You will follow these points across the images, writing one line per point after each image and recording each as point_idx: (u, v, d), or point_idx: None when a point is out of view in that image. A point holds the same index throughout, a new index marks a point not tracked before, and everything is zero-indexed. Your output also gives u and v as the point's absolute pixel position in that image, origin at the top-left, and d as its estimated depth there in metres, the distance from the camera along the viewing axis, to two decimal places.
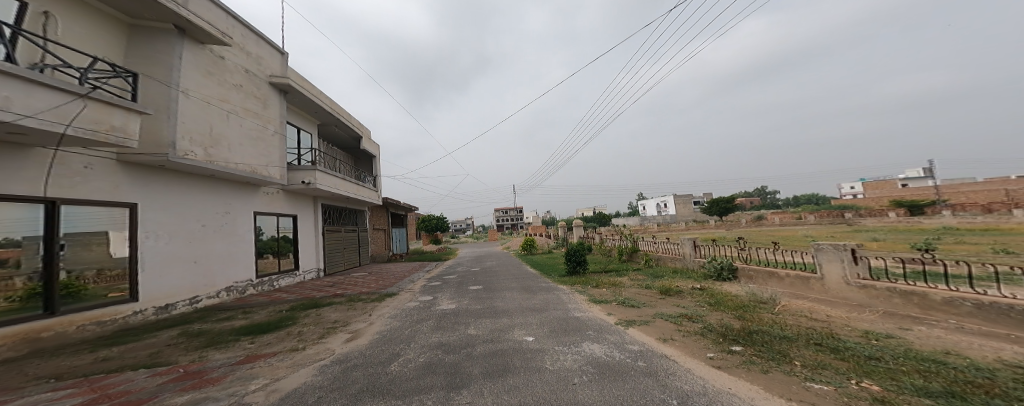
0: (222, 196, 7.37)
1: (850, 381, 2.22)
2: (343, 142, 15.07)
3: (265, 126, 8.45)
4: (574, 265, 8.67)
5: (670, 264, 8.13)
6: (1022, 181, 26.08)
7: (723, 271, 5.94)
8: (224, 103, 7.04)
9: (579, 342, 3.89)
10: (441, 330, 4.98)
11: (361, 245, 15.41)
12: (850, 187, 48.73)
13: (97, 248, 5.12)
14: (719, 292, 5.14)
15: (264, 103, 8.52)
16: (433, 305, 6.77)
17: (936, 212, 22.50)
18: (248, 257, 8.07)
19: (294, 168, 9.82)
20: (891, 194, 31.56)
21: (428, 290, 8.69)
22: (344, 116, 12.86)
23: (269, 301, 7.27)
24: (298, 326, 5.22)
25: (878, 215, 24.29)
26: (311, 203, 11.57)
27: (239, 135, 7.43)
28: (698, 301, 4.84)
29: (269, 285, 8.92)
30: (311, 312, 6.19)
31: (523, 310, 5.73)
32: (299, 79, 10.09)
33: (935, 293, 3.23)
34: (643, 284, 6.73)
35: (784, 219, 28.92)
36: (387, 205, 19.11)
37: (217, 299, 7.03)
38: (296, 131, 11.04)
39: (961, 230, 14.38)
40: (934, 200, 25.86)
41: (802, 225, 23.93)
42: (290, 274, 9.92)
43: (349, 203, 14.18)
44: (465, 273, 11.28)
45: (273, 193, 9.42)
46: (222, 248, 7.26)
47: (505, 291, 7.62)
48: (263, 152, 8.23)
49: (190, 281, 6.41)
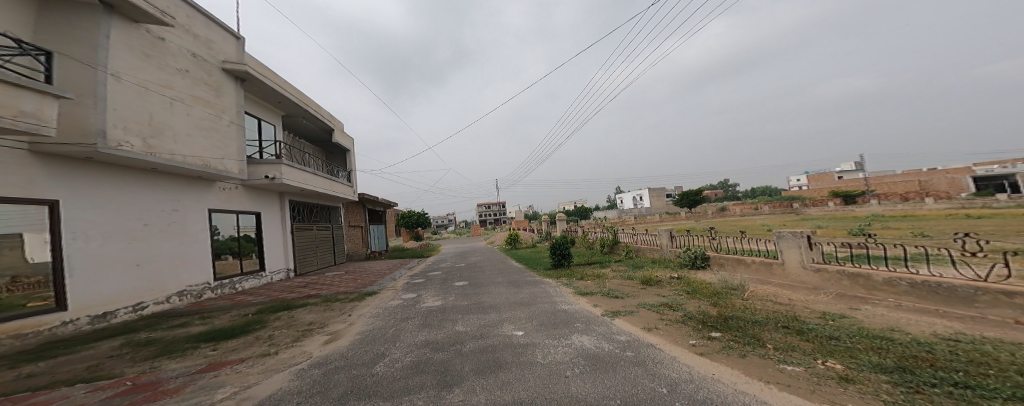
0: (170, 192, 6.67)
1: (817, 361, 2.44)
2: (313, 135, 14.20)
3: (219, 116, 7.71)
4: (558, 259, 8.82)
5: (648, 254, 8.54)
6: (934, 172, 29.92)
7: (698, 260, 6.33)
8: (167, 90, 6.33)
9: (569, 335, 3.97)
10: (427, 328, 4.88)
11: (335, 243, 14.71)
12: (797, 179, 53.51)
13: (10, 251, 4.57)
14: (696, 280, 5.47)
15: (217, 91, 7.76)
16: (417, 303, 6.62)
17: (868, 201, 25.24)
18: (204, 259, 7.42)
19: (256, 162, 9.09)
20: (832, 185, 34.97)
21: (409, 287, 8.46)
22: (312, 107, 12.08)
23: (230, 305, 6.71)
24: (268, 330, 4.88)
25: (821, 204, 26.86)
26: (277, 200, 10.82)
27: (187, 125, 6.72)
28: (679, 290, 5.12)
29: (230, 288, 8.25)
30: (282, 314, 5.82)
31: (509, 304, 5.75)
32: (260, 67, 9.29)
33: (877, 275, 3.59)
34: (625, 275, 7.02)
35: (743, 210, 31.18)
36: (362, 201, 18.34)
37: (168, 304, 6.40)
38: (258, 122, 10.22)
39: (891, 216, 16.26)
40: (865, 190, 29.05)
41: (758, 215, 26.04)
42: (254, 275, 9.25)
43: (320, 199, 13.44)
44: (445, 269, 11.10)
45: (232, 189, 8.67)
46: (172, 249, 6.60)
47: (490, 286, 7.61)
48: (218, 144, 7.53)
49: (133, 286, 5.78)
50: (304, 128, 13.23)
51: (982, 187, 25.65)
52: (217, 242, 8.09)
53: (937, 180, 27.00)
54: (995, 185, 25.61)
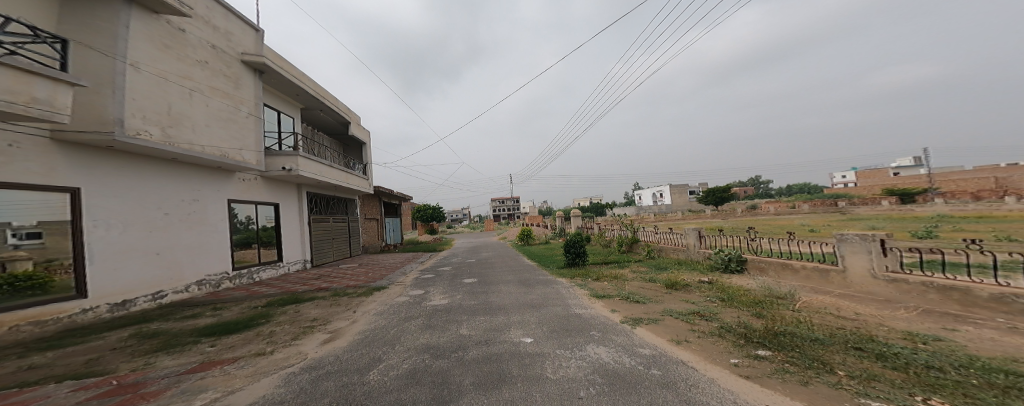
0: (189, 183, 6.78)
1: (915, 397, 1.82)
2: (331, 128, 14.39)
3: (237, 107, 7.82)
4: (573, 257, 8.30)
5: (672, 254, 7.83)
6: (1009, 168, 26.39)
7: (731, 263, 5.62)
8: (186, 81, 6.39)
9: (583, 346, 3.49)
10: (430, 330, 4.55)
11: (351, 235, 14.88)
12: (841, 176, 49.23)
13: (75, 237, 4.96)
14: (730, 286, 4.80)
15: (236, 83, 7.86)
16: (424, 300, 6.36)
17: (927, 200, 22.67)
18: (224, 249, 7.56)
19: (274, 153, 9.24)
20: (882, 183, 31.80)
21: (419, 283, 8.24)
22: (329, 100, 12.20)
23: (244, 296, 6.74)
24: (270, 325, 4.74)
25: (871, 203, 24.37)
26: (295, 191, 10.99)
27: (206, 116, 6.81)
28: (710, 296, 4.48)
29: (248, 278, 8.38)
30: (288, 308, 5.71)
31: (519, 306, 5.34)
32: (277, 59, 9.38)
33: (981, 289, 2.83)
34: (647, 276, 6.40)
35: (778, 208, 28.98)
36: (379, 194, 18.52)
37: (186, 293, 6.52)
38: (276, 115, 10.40)
39: (957, 217, 14.36)
40: (925, 188, 26.08)
41: (797, 214, 24.07)
42: (272, 265, 9.41)
43: (337, 191, 13.61)
44: (458, 264, 10.85)
45: (250, 180, 8.81)
46: (191, 238, 6.71)
47: (500, 284, 7.21)
48: (236, 135, 7.65)
49: (153, 274, 5.89)
50: (322, 121, 13.42)
51: None
52: (237, 234, 8.23)
53: (1013, 177, 23.78)
54: None
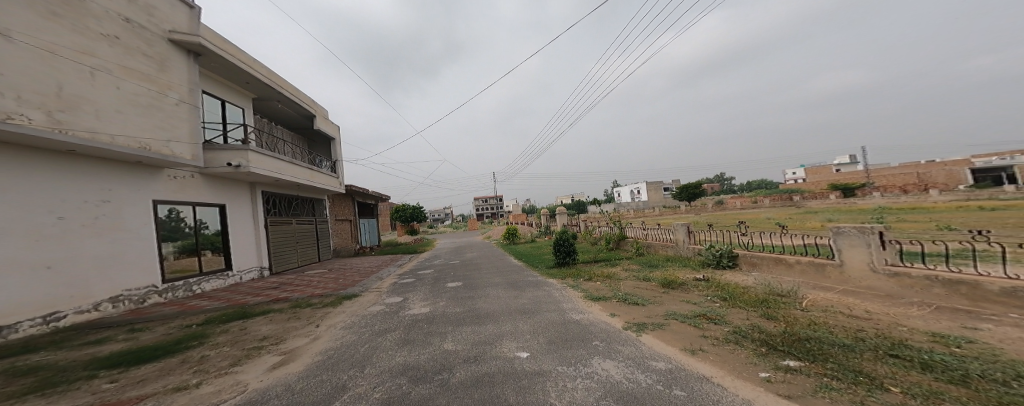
0: (94, 180, 5.71)
1: None
2: (293, 122, 13.07)
3: (164, 93, 6.78)
4: (562, 256, 8.01)
5: (661, 251, 7.76)
6: (931, 164, 29.78)
7: (723, 258, 5.55)
8: (87, 58, 5.46)
9: (587, 360, 3.11)
10: (407, 346, 3.96)
11: (320, 238, 13.66)
12: (793, 173, 53.42)
13: None
14: (728, 283, 4.66)
15: (163, 65, 6.82)
16: (401, 309, 5.74)
17: (869, 193, 24.89)
18: (151, 258, 6.50)
19: (216, 147, 8.08)
20: (829, 178, 34.69)
21: (394, 289, 7.53)
22: (288, 91, 10.96)
23: (177, 313, 5.74)
24: (203, 349, 3.93)
25: (822, 196, 26.47)
26: (248, 191, 9.78)
27: (116, 102, 5.83)
28: (711, 295, 4.29)
29: (187, 290, 7.26)
30: (232, 326, 4.87)
31: (509, 313, 4.92)
32: (221, 42, 8.22)
33: (990, 282, 2.74)
34: (639, 275, 6.23)
35: (742, 203, 30.66)
36: (353, 194, 17.34)
37: (97, 313, 5.51)
38: (221, 104, 9.17)
39: (902, 209, 15.69)
40: (866, 182, 28.78)
41: (759, 208, 25.64)
42: (218, 274, 8.27)
43: (301, 191, 12.38)
44: (437, 266, 10.17)
45: (186, 178, 7.63)
46: (101, 247, 5.68)
47: (486, 288, 6.71)
48: (162, 125, 6.62)
49: (44, 293, 4.91)
50: (280, 113, 12.14)
51: (979, 179, 25.50)
52: (168, 240, 7.06)
53: (936, 172, 26.72)
54: (992, 177, 25.95)
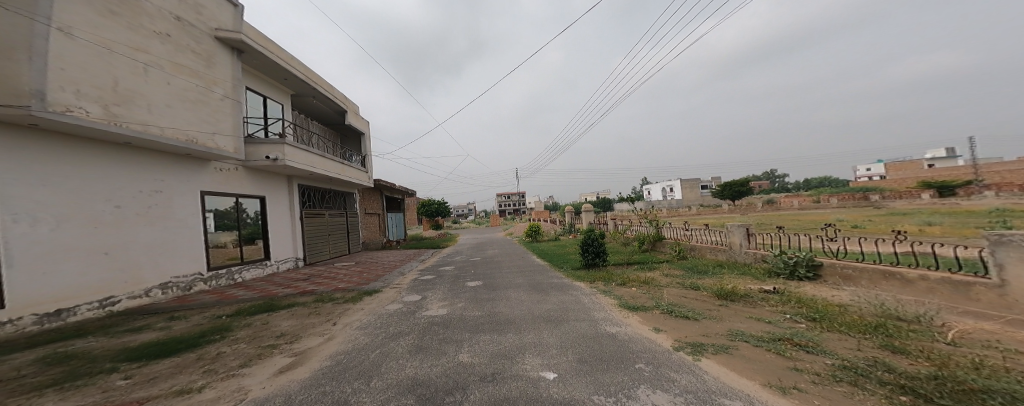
0: (147, 171, 5.95)
1: None
2: (327, 117, 13.51)
3: (209, 88, 6.98)
4: (592, 257, 7.26)
5: (708, 255, 6.71)
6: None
7: (799, 268, 4.46)
8: (140, 54, 5.55)
9: (631, 389, 2.40)
10: (420, 354, 3.53)
11: (350, 231, 14.04)
12: (865, 170, 46.89)
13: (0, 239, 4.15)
14: (814, 299, 3.59)
15: (208, 61, 7.00)
16: (419, 310, 5.41)
17: (970, 193, 20.86)
18: (196, 246, 6.76)
19: (256, 141, 8.36)
20: (913, 176, 29.79)
21: (416, 286, 7.26)
22: (322, 86, 11.29)
23: (214, 301, 5.87)
24: (221, 344, 3.80)
25: (906, 196, 22.66)
26: (284, 184, 10.14)
27: (167, 96, 5.96)
28: (792, 314, 3.30)
29: (229, 279, 7.55)
30: (255, 319, 4.76)
31: (532, 321, 4.34)
32: (262, 39, 8.50)
33: None
34: (683, 282, 5.33)
35: (801, 202, 27.27)
36: (381, 188, 17.71)
37: (146, 299, 5.74)
38: (262, 100, 9.54)
39: (1019, 211, 12.75)
40: (965, 181, 24.21)
41: (823, 208, 22.56)
42: (257, 265, 8.60)
43: (333, 184, 12.72)
44: (461, 263, 9.86)
45: (230, 171, 7.94)
46: (151, 235, 5.90)
47: (508, 290, 6.17)
48: (207, 118, 6.80)
49: (101, 277, 5.14)
50: (316, 109, 12.56)
51: None
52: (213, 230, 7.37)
53: None
54: None
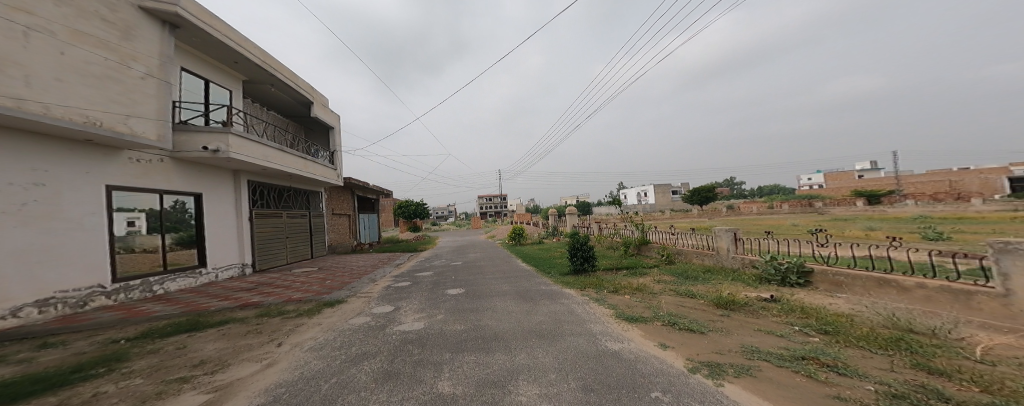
0: (23, 160, 4.79)
1: None
2: (289, 109, 12.20)
3: (128, 65, 5.74)
4: (579, 262, 7.00)
5: (696, 259, 6.68)
6: (965, 171, 28.01)
7: (790, 274, 4.41)
8: (17, 14, 4.33)
9: None
10: (387, 383, 2.90)
11: (314, 233, 12.77)
12: (808, 178, 51.74)
13: None
14: (817, 308, 3.39)
15: (127, 33, 5.72)
16: (388, 325, 4.71)
17: (897, 201, 23.47)
18: (97, 251, 5.59)
19: (191, 128, 7.15)
20: (851, 184, 33.16)
21: (386, 295, 6.52)
22: (284, 74, 10.05)
23: (113, 322, 4.80)
24: (105, 382, 2.93)
25: (847, 203, 25.00)
26: (231, 179, 8.87)
27: (58, 69, 4.75)
28: (801, 326, 3.03)
29: (145, 292, 6.36)
30: (168, 345, 3.87)
31: (524, 337, 3.93)
32: (208, 17, 7.15)
33: None
34: (676, 289, 5.19)
35: (760, 208, 29.23)
36: (351, 187, 16.41)
37: (17, 321, 4.58)
38: (204, 84, 8.25)
39: (946, 217, 14.26)
40: (893, 190, 27.19)
41: (779, 213, 24.34)
42: (188, 273, 7.38)
43: (294, 181, 11.43)
44: (438, 268, 9.15)
45: (153, 162, 6.70)
46: (25, 238, 4.76)
47: (493, 300, 5.67)
48: (120, 99, 5.58)
49: None
50: (275, 99, 11.23)
51: (1015, 189, 23.87)
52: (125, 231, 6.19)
53: (971, 180, 24.92)
54: None
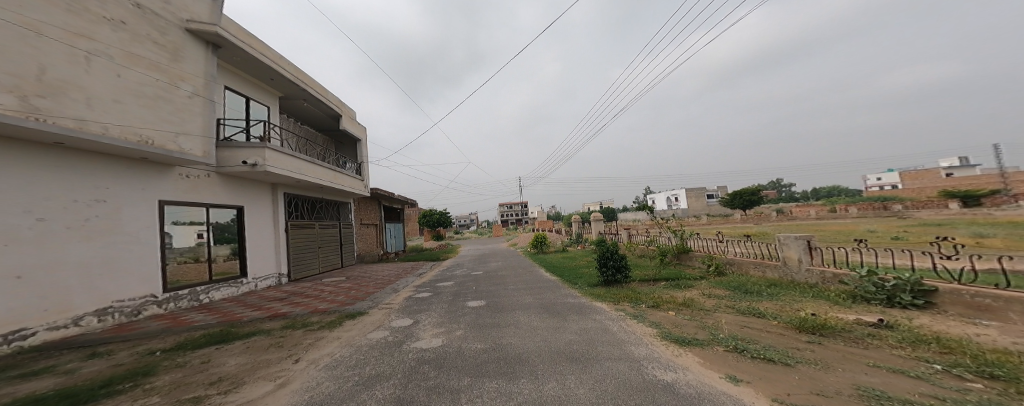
0: (88, 177, 5.09)
1: None
2: (319, 122, 12.84)
3: (175, 84, 6.17)
4: (611, 273, 6.28)
5: (749, 270, 5.72)
6: None
7: (900, 294, 3.50)
8: (81, 40, 4.74)
9: None
10: None
11: (343, 243, 13.09)
12: (875, 179, 46.02)
13: None
14: (962, 341, 2.54)
15: (175, 55, 6.20)
16: (408, 341, 4.37)
17: (999, 203, 19.75)
18: (150, 264, 5.83)
19: (233, 145, 7.56)
20: (931, 185, 28.74)
21: (408, 307, 6.25)
22: (313, 88, 10.60)
23: (158, 331, 4.87)
24: (121, 397, 2.79)
25: (929, 206, 21.60)
26: (268, 192, 9.29)
27: (116, 91, 5.13)
28: (944, 364, 2.26)
29: (194, 301, 6.60)
30: (193, 357, 3.76)
31: (552, 362, 3.35)
32: (245, 36, 7.75)
33: None
34: (731, 305, 4.35)
35: (817, 212, 26.18)
36: (379, 197, 16.83)
37: (75, 329, 4.76)
38: (244, 101, 8.87)
39: None
40: (989, 190, 23.16)
41: (841, 218, 21.60)
42: (231, 283, 7.65)
43: (325, 193, 11.85)
44: (460, 278, 8.83)
45: (201, 177, 7.09)
46: (88, 252, 5.00)
47: (516, 314, 5.15)
48: (170, 117, 5.97)
49: (13, 305, 4.18)
50: (308, 113, 11.93)
51: None
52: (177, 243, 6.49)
53: None
54: None
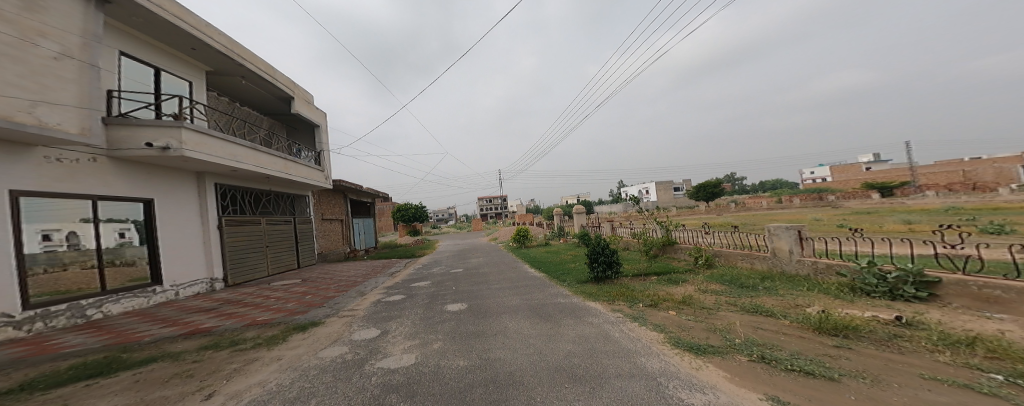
0: None
1: None
2: (267, 105, 11.17)
3: (33, 41, 4.79)
4: (601, 269, 5.89)
5: (741, 263, 5.58)
6: (976, 161, 27.28)
7: (902, 286, 3.38)
8: None
9: None
10: None
11: (300, 240, 11.54)
12: (810, 173, 51.26)
13: None
14: (1002, 341, 2.29)
15: (32, 4, 4.77)
16: (370, 359, 3.54)
17: (911, 193, 22.63)
18: (3, 274, 4.47)
19: (132, 122, 6.04)
20: (857, 178, 32.40)
21: (374, 314, 5.35)
22: (253, 63, 9.01)
23: (8, 364, 3.61)
24: None
25: (860, 196, 24.14)
26: (194, 182, 7.74)
27: None
28: (1003, 374, 1.95)
29: (78, 318, 5.22)
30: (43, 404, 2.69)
31: (552, 382, 2.79)
32: None
33: None
34: (736, 302, 4.10)
35: (768, 202, 28.36)
36: (344, 190, 15.25)
37: None
38: (154, 73, 7.23)
39: (977, 209, 13.34)
40: (906, 182, 26.34)
41: (790, 208, 23.48)
42: (138, 292, 6.22)
43: (274, 184, 10.32)
44: (436, 277, 7.98)
45: (84, 161, 5.59)
46: None
47: (502, 320, 4.52)
48: (23, 82, 4.62)
49: None
50: (250, 94, 10.25)
51: None
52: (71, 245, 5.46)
53: (983, 170, 24.20)
54: None
